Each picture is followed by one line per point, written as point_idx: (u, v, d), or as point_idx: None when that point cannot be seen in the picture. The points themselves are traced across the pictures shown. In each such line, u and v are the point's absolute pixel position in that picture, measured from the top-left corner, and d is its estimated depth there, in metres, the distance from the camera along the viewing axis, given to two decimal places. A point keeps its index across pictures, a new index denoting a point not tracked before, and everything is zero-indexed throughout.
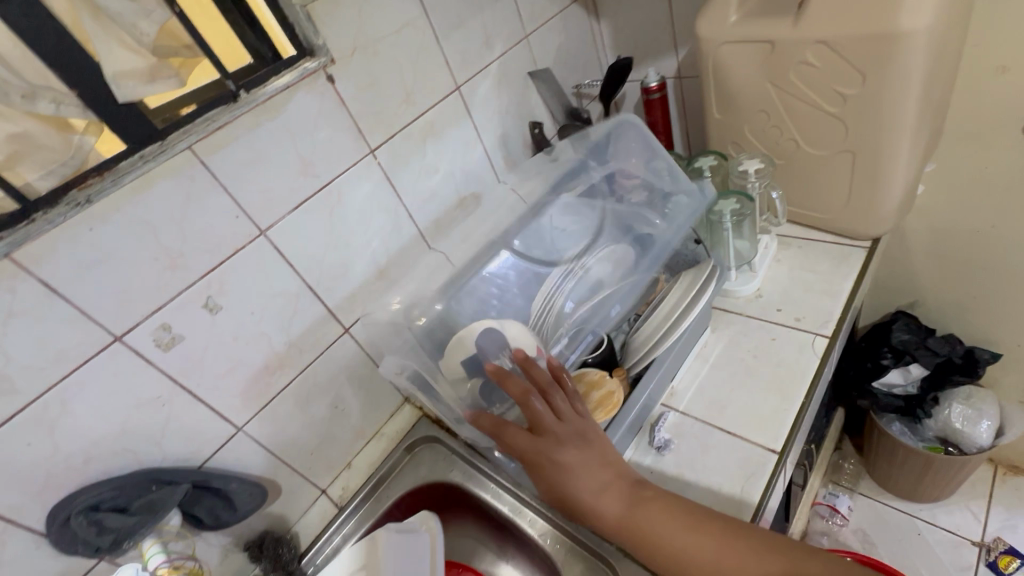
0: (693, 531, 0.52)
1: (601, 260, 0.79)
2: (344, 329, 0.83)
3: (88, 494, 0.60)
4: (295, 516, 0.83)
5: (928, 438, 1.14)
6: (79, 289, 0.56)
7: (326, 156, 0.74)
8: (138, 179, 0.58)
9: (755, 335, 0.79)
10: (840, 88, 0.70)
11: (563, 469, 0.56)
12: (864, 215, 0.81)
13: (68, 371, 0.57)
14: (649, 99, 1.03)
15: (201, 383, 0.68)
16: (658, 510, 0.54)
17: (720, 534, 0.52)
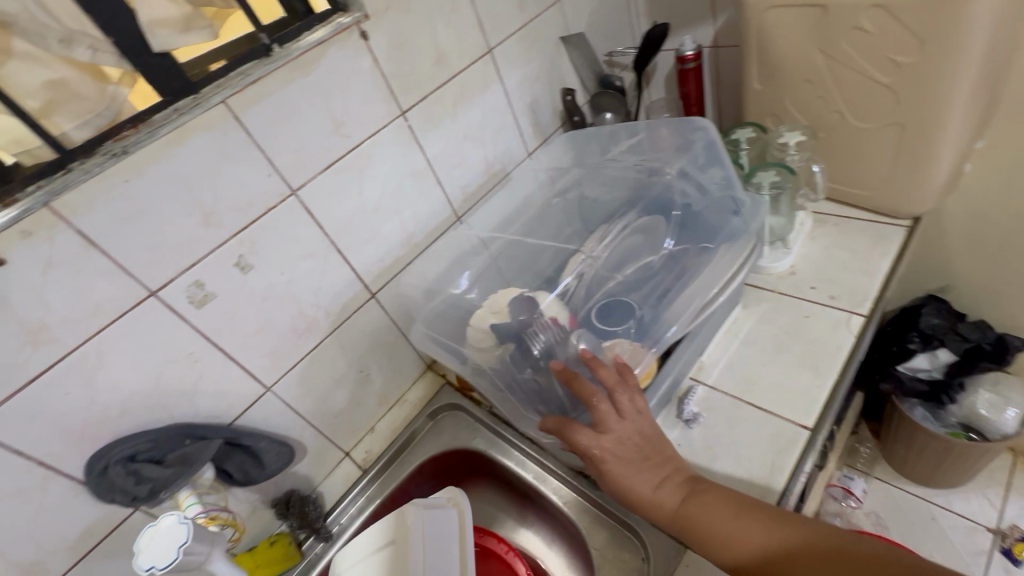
0: (750, 522, 0.51)
1: (636, 231, 0.79)
2: (372, 294, 0.82)
3: (126, 445, 0.61)
4: (320, 477, 0.85)
5: (950, 424, 1.13)
6: (115, 242, 0.56)
7: (358, 116, 0.73)
8: (173, 132, 0.57)
9: (787, 312, 0.78)
10: (894, 56, 0.67)
11: (620, 464, 0.56)
12: (907, 192, 0.78)
13: (105, 324, 0.58)
14: (684, 69, 0.99)
15: (232, 342, 0.69)
16: (713, 501, 0.54)
17: (776, 522, 0.51)
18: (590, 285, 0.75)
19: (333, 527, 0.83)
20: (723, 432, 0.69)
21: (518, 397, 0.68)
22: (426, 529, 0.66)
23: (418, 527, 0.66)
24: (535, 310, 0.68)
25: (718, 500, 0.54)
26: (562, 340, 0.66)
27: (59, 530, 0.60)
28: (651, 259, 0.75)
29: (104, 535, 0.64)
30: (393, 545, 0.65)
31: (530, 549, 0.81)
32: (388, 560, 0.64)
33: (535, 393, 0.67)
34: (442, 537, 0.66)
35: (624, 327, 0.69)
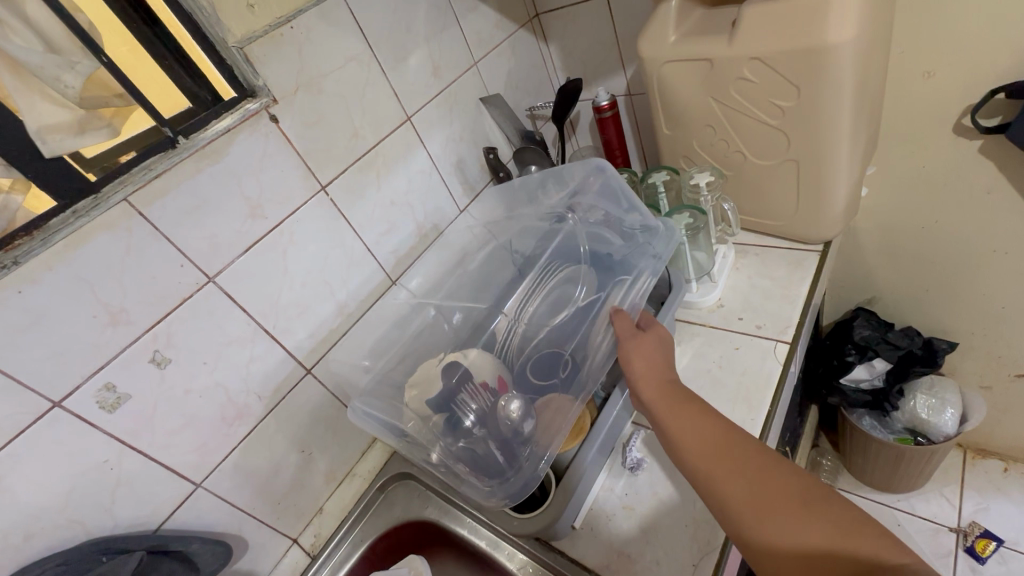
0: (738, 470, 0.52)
1: (561, 282, 0.81)
2: (307, 370, 0.80)
3: (31, 573, 0.56)
4: (265, 571, 0.80)
5: (897, 429, 1.17)
6: (9, 356, 0.53)
7: (275, 195, 0.73)
8: (71, 235, 0.56)
9: (719, 345, 0.80)
10: (777, 101, 0.72)
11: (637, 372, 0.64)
12: (814, 220, 0.82)
13: (2, 444, 0.54)
14: (602, 118, 1.04)
15: (154, 442, 0.65)
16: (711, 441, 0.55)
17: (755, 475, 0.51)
18: (523, 341, 0.78)
19: None
20: (667, 475, 0.68)
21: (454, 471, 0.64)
22: None
23: None
24: (465, 374, 0.69)
25: (742, 457, 0.53)
26: (494, 404, 0.66)
27: None
28: (580, 307, 0.77)
29: None
30: None
31: None
32: None
33: (474, 462, 0.64)
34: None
35: (556, 381, 0.69)
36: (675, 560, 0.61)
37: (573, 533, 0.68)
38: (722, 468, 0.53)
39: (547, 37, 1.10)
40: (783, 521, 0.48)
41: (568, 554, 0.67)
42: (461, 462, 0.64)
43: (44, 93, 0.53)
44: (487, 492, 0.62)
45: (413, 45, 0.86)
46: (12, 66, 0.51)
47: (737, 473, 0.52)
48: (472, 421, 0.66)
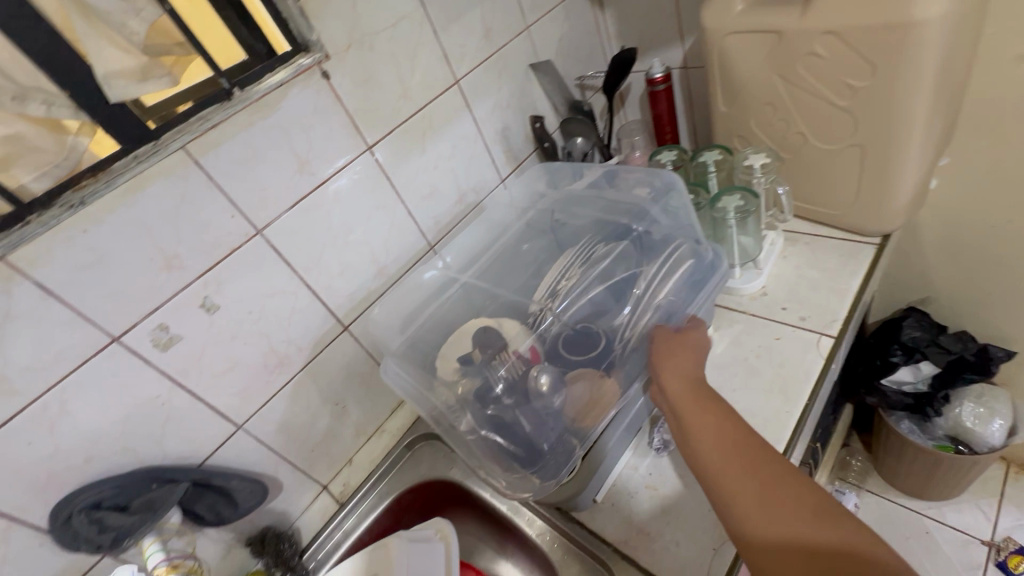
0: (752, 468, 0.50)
1: (599, 260, 0.78)
2: (344, 327, 0.82)
3: (90, 492, 0.61)
4: (297, 512, 0.84)
5: (937, 436, 1.12)
6: (74, 290, 0.57)
7: (323, 153, 0.74)
8: (132, 179, 0.58)
9: (759, 334, 0.78)
10: (849, 80, 0.68)
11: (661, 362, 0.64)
12: (874, 212, 0.78)
13: (67, 372, 0.58)
14: (654, 91, 1.00)
15: (201, 382, 0.69)
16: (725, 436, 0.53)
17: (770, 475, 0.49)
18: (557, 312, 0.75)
19: (310, 563, 0.82)
20: None
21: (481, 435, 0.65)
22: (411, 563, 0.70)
23: (403, 562, 0.71)
24: (497, 341, 0.69)
25: (756, 454, 0.51)
26: (525, 372, 0.66)
27: None
28: (617, 284, 0.75)
29: None
30: None
31: None
32: None
33: (501, 428, 0.64)
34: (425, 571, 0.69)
35: (589, 356, 0.68)
36: (695, 543, 0.61)
37: (594, 506, 0.69)
38: (735, 467, 0.51)
39: (603, 3, 1.06)
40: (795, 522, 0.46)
41: (587, 525, 0.68)
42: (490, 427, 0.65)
43: (111, 38, 0.54)
44: (517, 458, 0.64)
45: (466, 5, 0.84)
46: (83, 11, 0.52)
47: (749, 471, 0.50)
48: (502, 388, 0.65)
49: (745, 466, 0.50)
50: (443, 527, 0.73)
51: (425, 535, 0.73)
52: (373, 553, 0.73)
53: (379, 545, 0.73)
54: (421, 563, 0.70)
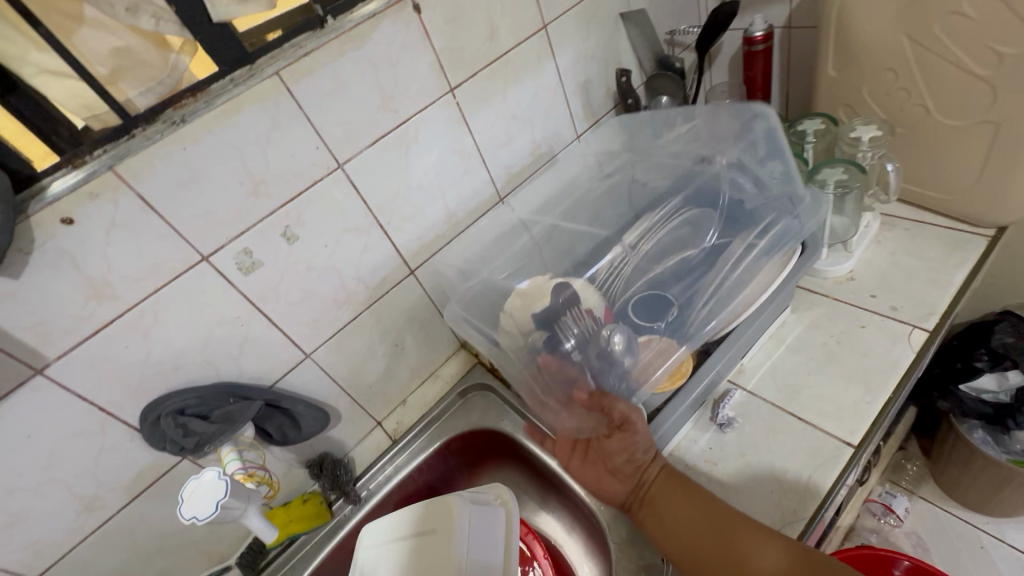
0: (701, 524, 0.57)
1: (679, 226, 0.76)
2: (411, 270, 0.83)
3: (177, 399, 0.65)
4: (352, 443, 0.88)
5: (1014, 451, 1.03)
6: (171, 207, 0.59)
7: (407, 91, 0.72)
8: (229, 102, 0.59)
9: (842, 320, 0.73)
10: (996, 45, 0.60)
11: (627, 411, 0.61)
12: (994, 200, 0.71)
13: (161, 284, 0.61)
14: (752, 51, 0.93)
15: (276, 308, 0.71)
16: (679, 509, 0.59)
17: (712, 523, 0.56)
18: (630, 277, 0.73)
19: (361, 491, 0.86)
20: (758, 441, 0.66)
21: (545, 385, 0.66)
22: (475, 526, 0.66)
23: (467, 523, 0.66)
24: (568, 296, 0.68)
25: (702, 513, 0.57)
26: (596, 329, 0.66)
27: (116, 471, 0.65)
28: (696, 252, 0.72)
29: (154, 480, 0.69)
30: (433, 535, 0.66)
31: (547, 531, 0.83)
32: (415, 549, 0.66)
33: (567, 382, 0.65)
34: (487, 536, 0.66)
35: (660, 323, 0.67)
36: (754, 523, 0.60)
37: None
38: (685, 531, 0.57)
39: None
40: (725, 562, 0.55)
41: None
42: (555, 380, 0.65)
43: None
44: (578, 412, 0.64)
45: None
46: None
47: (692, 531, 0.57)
48: (572, 344, 0.65)
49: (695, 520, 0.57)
50: (504, 500, 0.72)
51: (485, 498, 0.71)
52: (435, 506, 0.68)
53: (441, 501, 0.68)
54: (486, 529, 0.67)
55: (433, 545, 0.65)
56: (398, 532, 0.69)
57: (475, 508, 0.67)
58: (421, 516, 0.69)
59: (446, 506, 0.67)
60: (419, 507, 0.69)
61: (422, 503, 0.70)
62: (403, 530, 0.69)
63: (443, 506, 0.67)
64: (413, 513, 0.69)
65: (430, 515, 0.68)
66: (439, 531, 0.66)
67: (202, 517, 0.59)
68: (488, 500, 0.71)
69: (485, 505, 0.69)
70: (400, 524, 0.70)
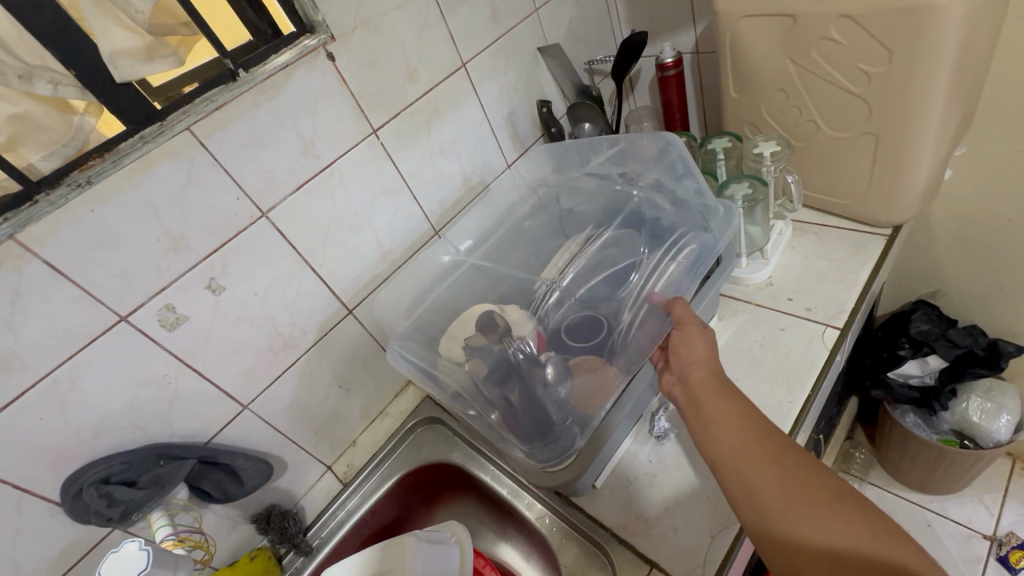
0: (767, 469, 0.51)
1: (605, 246, 0.79)
2: (349, 310, 0.83)
3: (100, 467, 0.62)
4: (301, 491, 0.86)
5: (942, 431, 1.11)
6: (82, 270, 0.57)
7: (328, 136, 0.73)
8: (139, 160, 0.58)
9: (763, 324, 0.77)
10: (864, 66, 0.66)
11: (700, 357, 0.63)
12: (885, 203, 0.77)
13: (76, 350, 0.59)
14: (664, 77, 0.99)
15: (207, 362, 0.70)
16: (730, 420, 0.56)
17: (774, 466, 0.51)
18: (558, 304, 0.75)
19: (314, 541, 0.83)
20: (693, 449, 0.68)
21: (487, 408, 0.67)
22: (426, 564, 0.65)
23: (418, 563, 0.65)
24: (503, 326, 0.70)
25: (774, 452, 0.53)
26: (535, 355, 0.67)
27: (37, 551, 0.62)
28: (621, 271, 0.75)
29: (81, 555, 0.65)
30: None
31: (509, 562, 0.82)
32: None
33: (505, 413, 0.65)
34: (440, 574, 0.66)
35: (589, 345, 0.68)
36: (693, 530, 0.62)
37: (592, 491, 0.69)
38: (748, 461, 0.53)
39: None
40: (809, 514, 0.48)
41: (585, 509, 0.69)
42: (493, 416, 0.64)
43: (117, 17, 0.54)
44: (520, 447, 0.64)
45: None
46: None
47: (767, 461, 0.52)
48: (522, 356, 0.67)
49: (763, 465, 0.52)
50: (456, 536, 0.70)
51: (441, 536, 0.70)
52: (388, 553, 0.68)
53: (393, 547, 0.68)
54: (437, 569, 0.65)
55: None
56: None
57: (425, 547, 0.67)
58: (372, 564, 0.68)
59: (399, 549, 0.67)
60: (370, 557, 0.68)
61: (377, 545, 0.70)
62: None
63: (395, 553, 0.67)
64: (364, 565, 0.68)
65: (385, 562, 0.67)
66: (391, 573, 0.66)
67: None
68: (440, 536, 0.70)
69: (438, 543, 0.68)
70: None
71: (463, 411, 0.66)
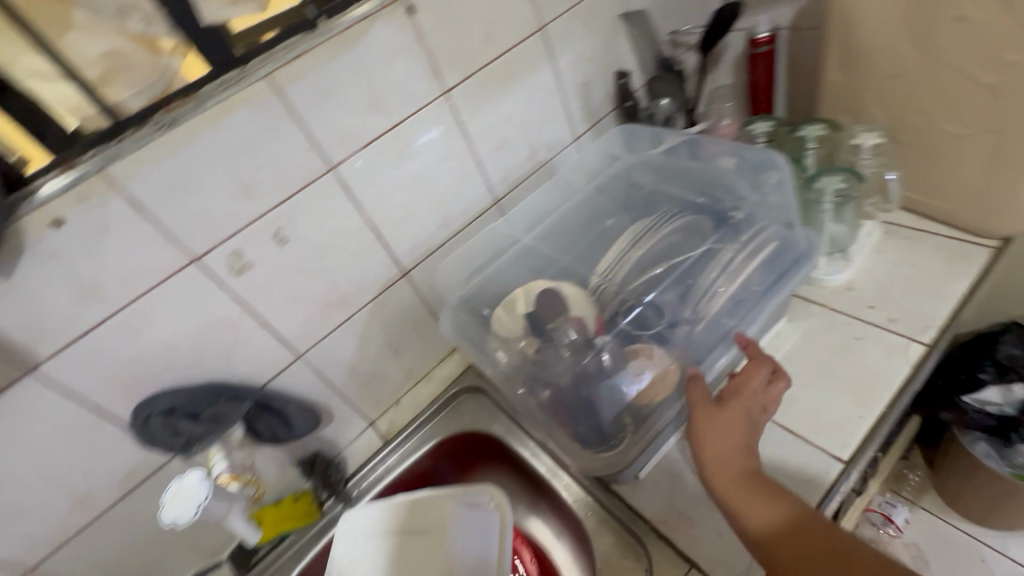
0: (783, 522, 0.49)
1: (673, 230, 0.74)
2: (404, 273, 0.83)
3: (166, 399, 0.66)
4: (345, 442, 0.88)
5: (1017, 464, 1.02)
6: (160, 210, 0.59)
7: (400, 94, 0.72)
8: (219, 104, 0.59)
9: (838, 331, 0.72)
10: (1001, 53, 0.58)
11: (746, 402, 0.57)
12: (999, 211, 0.69)
13: (151, 285, 0.62)
14: (755, 53, 0.91)
15: (267, 311, 0.71)
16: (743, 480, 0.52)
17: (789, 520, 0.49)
18: (619, 286, 0.71)
19: (353, 491, 0.86)
20: None
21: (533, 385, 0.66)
22: (464, 531, 0.68)
23: (457, 528, 0.68)
24: (557, 305, 0.68)
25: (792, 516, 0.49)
26: (588, 339, 0.64)
27: (108, 468, 0.66)
28: (690, 258, 0.70)
29: (146, 478, 0.70)
30: (423, 535, 0.69)
31: (538, 538, 0.82)
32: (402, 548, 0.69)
33: (555, 392, 0.63)
34: (479, 540, 0.67)
35: (649, 333, 0.65)
36: (740, 535, 0.59)
37: (635, 482, 0.67)
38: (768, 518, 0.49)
39: None
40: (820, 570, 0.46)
41: (626, 499, 0.67)
42: (547, 402, 0.64)
43: None
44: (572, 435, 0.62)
45: None
46: None
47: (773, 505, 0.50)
48: (574, 340, 0.64)
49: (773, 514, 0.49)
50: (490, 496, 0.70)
51: (479, 500, 0.70)
52: (426, 510, 0.71)
53: (431, 504, 0.71)
54: (478, 531, 0.68)
55: (423, 544, 0.68)
56: (367, 536, 0.71)
57: (466, 512, 0.69)
58: (409, 518, 0.71)
59: (438, 508, 0.70)
60: (405, 510, 0.72)
61: (411, 496, 0.73)
62: (380, 536, 0.71)
63: (434, 512, 0.70)
64: (399, 516, 0.72)
65: (421, 517, 0.70)
66: (432, 530, 0.69)
67: (178, 522, 0.60)
68: (476, 494, 0.71)
69: (478, 506, 0.70)
70: (365, 530, 0.71)
71: (515, 392, 0.66)
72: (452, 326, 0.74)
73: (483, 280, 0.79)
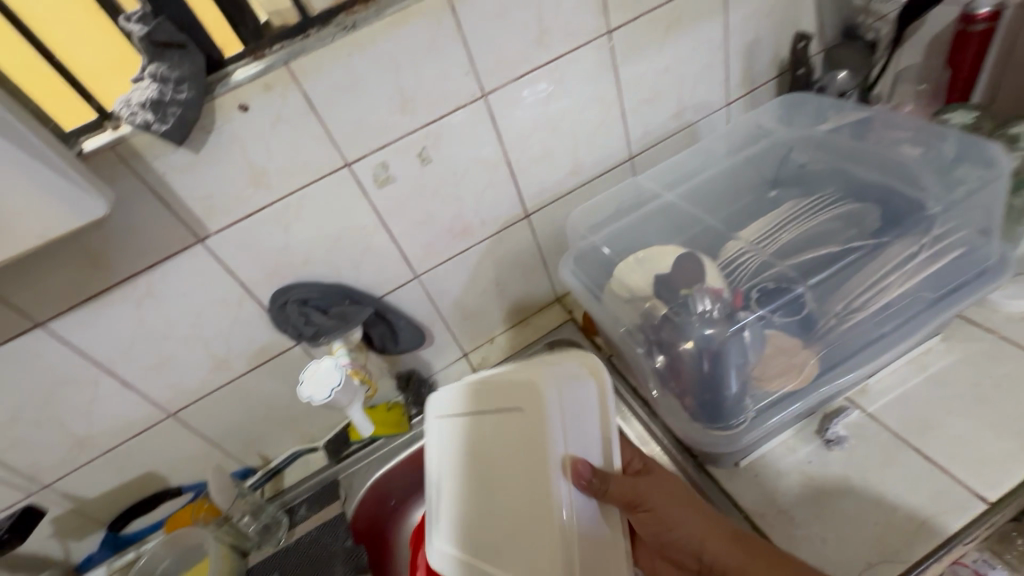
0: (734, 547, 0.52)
1: (830, 218, 0.67)
2: (526, 214, 0.83)
3: (302, 290, 0.71)
4: (438, 366, 0.92)
5: None
6: (328, 110, 0.62)
7: (564, 28, 0.69)
8: (397, 13, 0.59)
9: (1005, 362, 0.63)
10: None
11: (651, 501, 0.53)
12: None
13: (307, 182, 0.65)
14: (968, 31, 0.78)
15: (398, 226, 0.74)
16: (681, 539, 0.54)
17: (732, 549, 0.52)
18: (761, 264, 0.65)
19: None
20: (870, 467, 0.60)
21: (649, 348, 0.64)
22: (561, 400, 0.55)
23: (553, 399, 0.55)
24: (692, 273, 0.63)
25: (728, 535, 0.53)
26: (726, 312, 0.60)
27: (243, 342, 0.73)
28: (846, 249, 0.63)
29: (270, 358, 0.77)
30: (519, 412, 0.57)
31: None
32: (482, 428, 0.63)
33: (672, 360, 0.61)
34: (579, 413, 0.55)
35: (791, 319, 0.60)
36: (847, 548, 0.55)
37: (734, 468, 0.65)
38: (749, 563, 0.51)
39: None
40: None
41: (721, 483, 0.64)
42: (665, 369, 0.63)
43: None
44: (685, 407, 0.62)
45: None
46: None
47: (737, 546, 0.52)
48: (709, 313, 0.60)
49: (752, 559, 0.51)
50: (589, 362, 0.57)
51: (571, 368, 0.57)
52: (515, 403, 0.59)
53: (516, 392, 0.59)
54: (576, 407, 0.55)
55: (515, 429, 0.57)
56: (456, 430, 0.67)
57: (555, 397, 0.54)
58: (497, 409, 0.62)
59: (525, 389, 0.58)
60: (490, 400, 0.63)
61: (494, 382, 0.63)
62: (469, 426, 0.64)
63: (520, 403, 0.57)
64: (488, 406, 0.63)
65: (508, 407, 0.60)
66: (525, 411, 0.57)
67: (314, 399, 0.70)
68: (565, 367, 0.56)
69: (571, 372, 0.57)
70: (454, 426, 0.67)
71: (633, 351, 0.66)
72: (575, 278, 0.75)
73: (607, 235, 0.77)
